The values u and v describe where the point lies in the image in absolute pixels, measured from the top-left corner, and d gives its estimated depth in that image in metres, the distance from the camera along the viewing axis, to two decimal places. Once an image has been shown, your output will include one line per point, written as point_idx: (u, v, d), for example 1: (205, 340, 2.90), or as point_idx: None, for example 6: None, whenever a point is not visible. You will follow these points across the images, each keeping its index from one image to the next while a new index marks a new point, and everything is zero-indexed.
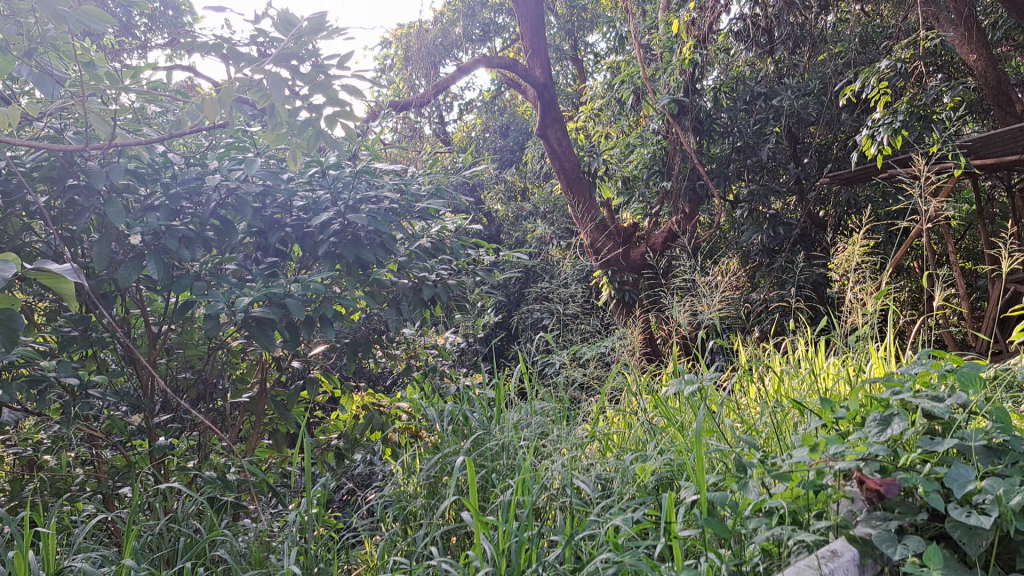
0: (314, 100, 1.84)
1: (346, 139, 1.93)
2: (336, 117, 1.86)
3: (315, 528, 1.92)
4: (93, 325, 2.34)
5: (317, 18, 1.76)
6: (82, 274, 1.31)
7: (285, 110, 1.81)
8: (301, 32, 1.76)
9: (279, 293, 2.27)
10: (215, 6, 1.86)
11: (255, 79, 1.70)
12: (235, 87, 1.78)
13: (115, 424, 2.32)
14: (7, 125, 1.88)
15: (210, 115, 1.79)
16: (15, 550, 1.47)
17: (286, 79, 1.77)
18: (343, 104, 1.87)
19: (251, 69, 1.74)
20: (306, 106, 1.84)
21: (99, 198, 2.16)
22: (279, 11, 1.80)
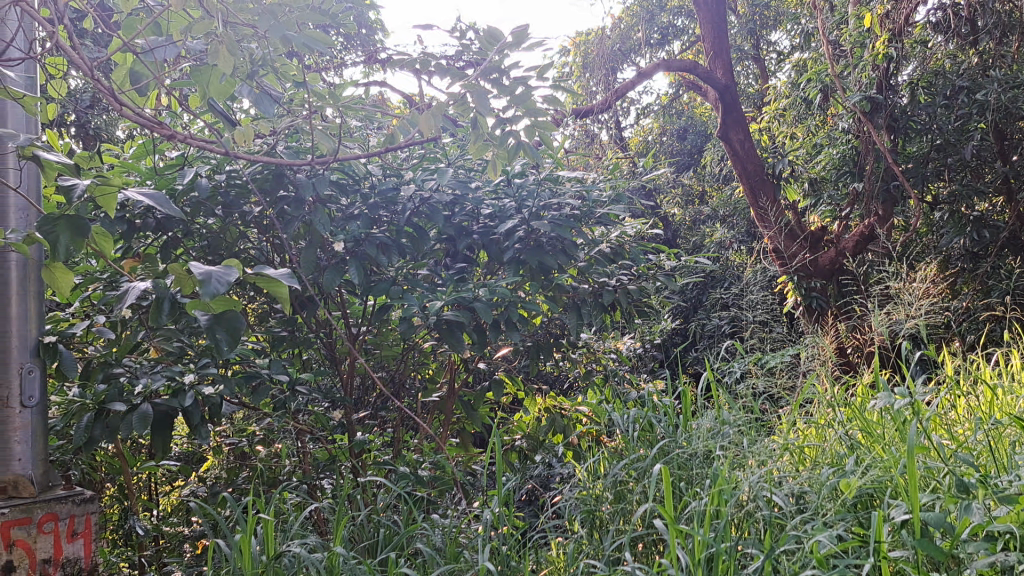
0: (513, 114, 1.90)
1: (544, 148, 1.97)
2: (535, 127, 1.91)
3: (506, 527, 1.98)
4: (300, 326, 2.53)
5: (522, 31, 1.81)
6: (293, 279, 1.42)
7: (486, 123, 1.89)
8: (505, 46, 1.82)
9: (468, 297, 2.36)
10: (422, 24, 1.94)
11: (459, 95, 1.78)
12: (444, 102, 1.86)
13: (318, 419, 2.49)
14: (237, 144, 2.06)
15: (424, 129, 1.87)
16: (242, 534, 1.60)
17: (491, 93, 1.82)
18: (541, 113, 1.91)
19: (460, 84, 1.80)
20: (505, 119, 1.90)
21: (306, 208, 2.33)
22: (484, 26, 1.85)
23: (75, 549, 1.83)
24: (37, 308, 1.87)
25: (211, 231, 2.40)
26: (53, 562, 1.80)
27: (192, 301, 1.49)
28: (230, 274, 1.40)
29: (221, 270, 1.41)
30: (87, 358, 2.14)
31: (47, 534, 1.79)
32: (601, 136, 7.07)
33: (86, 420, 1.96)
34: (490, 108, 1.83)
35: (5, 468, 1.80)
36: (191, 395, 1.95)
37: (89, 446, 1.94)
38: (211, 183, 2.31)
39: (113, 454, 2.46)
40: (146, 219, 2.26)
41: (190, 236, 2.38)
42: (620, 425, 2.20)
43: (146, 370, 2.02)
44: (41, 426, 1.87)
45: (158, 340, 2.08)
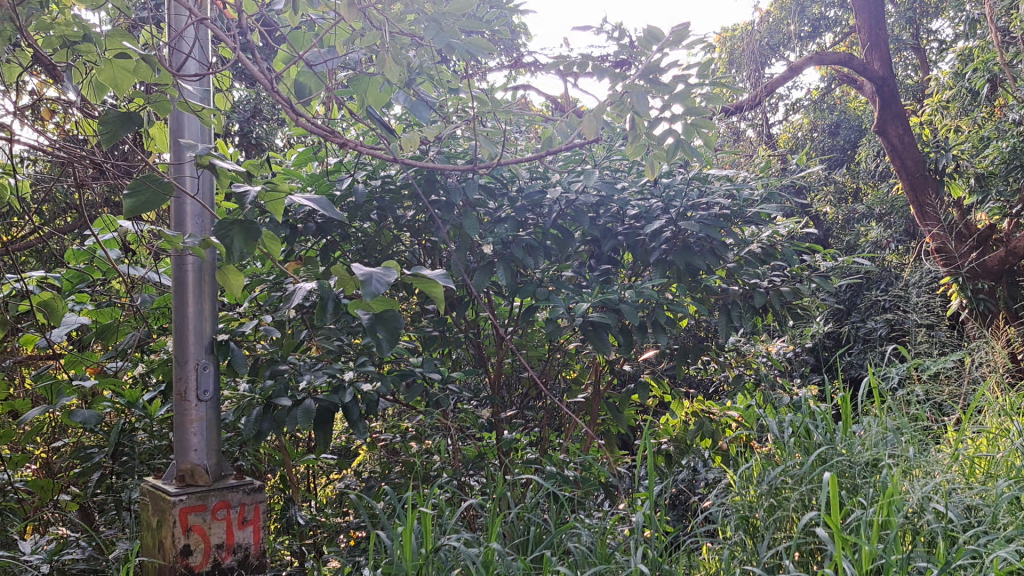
0: (672, 112, 1.88)
1: (704, 148, 1.95)
2: (696, 126, 1.88)
3: (657, 530, 1.97)
4: (449, 326, 2.60)
5: (683, 29, 1.80)
6: (449, 279, 1.46)
7: (645, 124, 1.88)
8: (667, 45, 1.81)
9: (614, 299, 2.35)
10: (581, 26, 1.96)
11: (618, 96, 1.79)
12: (604, 103, 1.86)
13: (466, 417, 2.55)
14: (398, 151, 2.13)
15: (585, 132, 1.88)
16: (402, 527, 1.66)
17: (651, 92, 1.81)
18: (702, 113, 1.89)
19: (623, 85, 1.80)
20: (665, 119, 1.89)
21: (455, 212, 2.39)
22: (644, 26, 1.86)
23: (244, 536, 1.96)
24: (212, 308, 2.01)
25: (367, 234, 2.50)
26: (225, 547, 1.92)
27: (355, 301, 1.56)
28: (389, 274, 1.45)
29: (381, 271, 1.46)
30: (255, 355, 2.27)
31: (220, 521, 1.92)
32: (747, 133, 6.91)
33: (255, 413, 2.08)
34: (650, 107, 1.82)
35: (183, 457, 1.95)
36: (350, 391, 2.04)
37: (258, 439, 2.06)
38: (366, 190, 2.41)
39: (276, 448, 2.60)
40: (306, 223, 2.40)
41: (347, 239, 2.49)
42: (773, 429, 2.15)
43: (309, 366, 2.13)
44: (214, 419, 2.00)
45: (320, 339, 2.19)
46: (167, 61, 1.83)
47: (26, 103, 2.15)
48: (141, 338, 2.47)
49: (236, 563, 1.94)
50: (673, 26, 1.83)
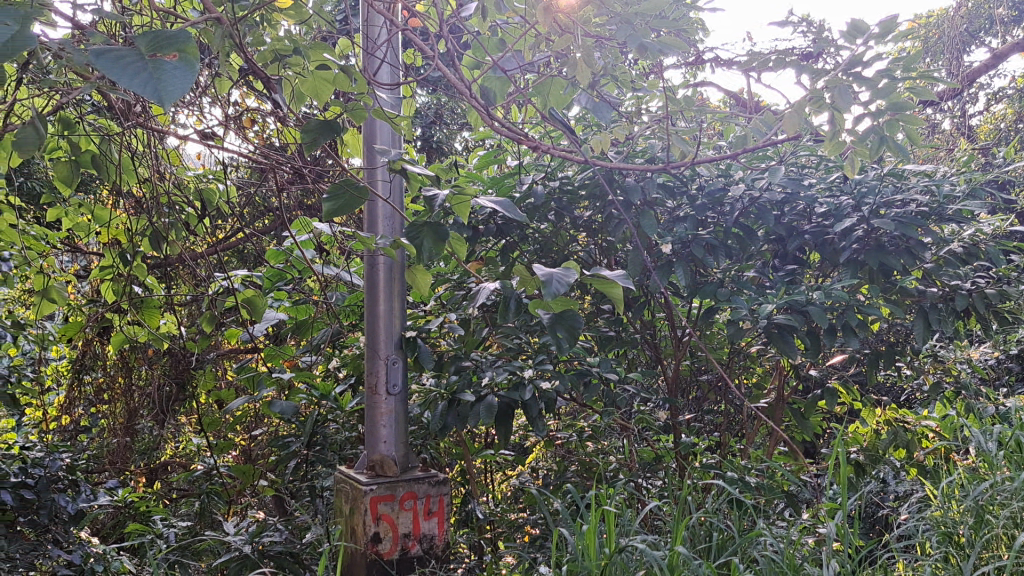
0: (875, 107, 1.80)
1: (911, 143, 1.85)
2: (902, 121, 1.80)
3: (849, 543, 1.88)
4: (626, 326, 2.60)
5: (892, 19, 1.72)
6: (628, 280, 1.47)
7: (845, 120, 1.82)
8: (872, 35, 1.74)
9: (801, 300, 2.27)
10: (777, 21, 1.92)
11: (819, 92, 1.74)
12: (804, 99, 1.81)
13: (644, 419, 2.53)
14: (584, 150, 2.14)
15: (785, 128, 1.83)
16: (587, 525, 1.67)
17: (855, 86, 1.75)
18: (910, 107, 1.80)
19: (825, 77, 1.74)
20: (868, 114, 1.82)
21: (634, 211, 2.38)
22: (847, 19, 1.80)
23: (429, 527, 2.03)
24: (400, 306, 2.10)
25: (543, 235, 2.51)
26: (412, 537, 2.00)
27: (535, 300, 1.60)
28: (569, 275, 1.48)
29: (562, 272, 1.49)
30: (439, 351, 2.35)
31: (407, 511, 1.99)
32: (943, 126, 6.49)
33: (441, 408, 2.16)
34: (852, 101, 1.77)
35: (373, 449, 2.05)
36: (530, 389, 2.07)
37: (443, 433, 2.13)
38: (546, 191, 2.45)
39: (457, 443, 2.68)
40: (488, 224, 2.46)
41: (526, 240, 2.53)
42: (979, 441, 2.01)
43: (490, 363, 2.18)
44: (402, 412, 2.09)
45: (500, 337, 2.25)
46: (363, 66, 1.95)
47: (232, 114, 2.31)
48: (333, 333, 2.61)
49: (421, 552, 2.02)
50: (879, 17, 1.76)
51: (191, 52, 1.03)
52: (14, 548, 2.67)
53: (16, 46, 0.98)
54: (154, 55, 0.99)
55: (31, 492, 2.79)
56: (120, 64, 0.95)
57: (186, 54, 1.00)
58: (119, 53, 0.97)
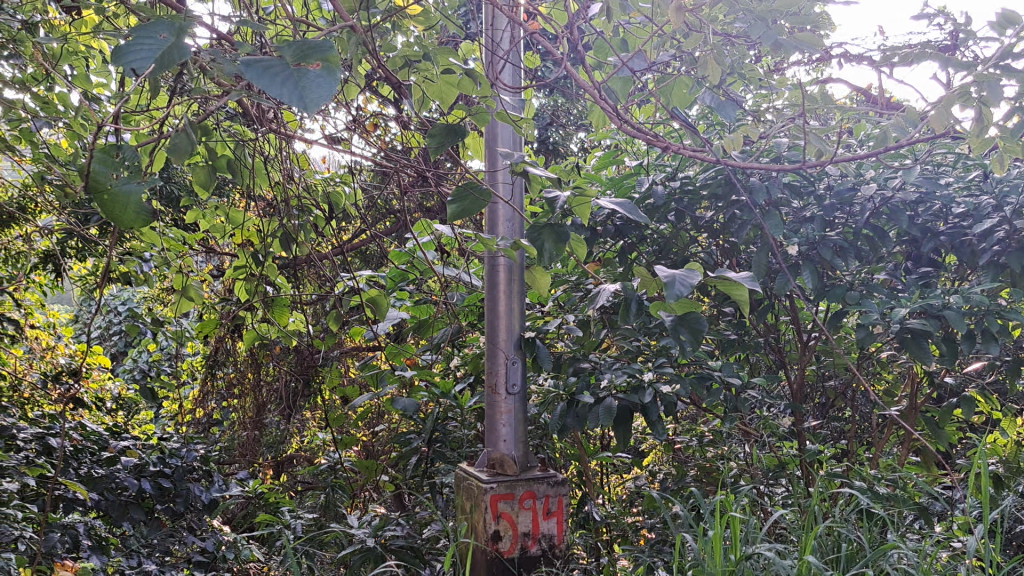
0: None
1: None
2: None
3: (990, 559, 1.79)
4: (747, 329, 2.55)
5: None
6: (755, 282, 1.44)
7: (994, 115, 1.74)
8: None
9: (937, 304, 2.18)
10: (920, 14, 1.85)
11: (967, 86, 1.68)
12: (952, 94, 1.74)
13: (767, 424, 2.48)
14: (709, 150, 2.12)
15: (932, 124, 1.76)
16: (713, 531, 1.65)
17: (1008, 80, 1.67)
18: None
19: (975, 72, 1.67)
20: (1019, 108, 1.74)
21: (759, 213, 2.34)
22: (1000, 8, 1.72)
23: (549, 526, 2.04)
24: (520, 307, 2.12)
25: (663, 235, 2.49)
26: (531, 536, 2.02)
27: (656, 302, 1.59)
28: (693, 276, 1.46)
29: (685, 273, 1.48)
30: (559, 351, 2.36)
31: (527, 510, 2.01)
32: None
33: (560, 409, 2.17)
34: (1003, 96, 1.69)
35: (494, 447, 2.08)
36: (650, 392, 2.06)
37: (562, 433, 2.14)
38: (666, 191, 2.44)
39: (576, 444, 2.69)
40: (606, 225, 2.46)
41: (645, 242, 2.52)
42: None
43: (609, 364, 2.17)
44: (522, 412, 2.11)
45: (619, 339, 2.24)
46: (487, 69, 1.97)
47: (358, 119, 2.39)
48: (453, 333, 2.65)
49: (540, 552, 2.03)
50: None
51: (333, 62, 1.06)
52: (150, 534, 2.86)
53: (171, 58, 1.03)
54: (299, 64, 1.04)
55: (169, 482, 2.96)
56: (269, 73, 1.00)
57: (329, 63, 1.05)
58: (268, 63, 1.02)
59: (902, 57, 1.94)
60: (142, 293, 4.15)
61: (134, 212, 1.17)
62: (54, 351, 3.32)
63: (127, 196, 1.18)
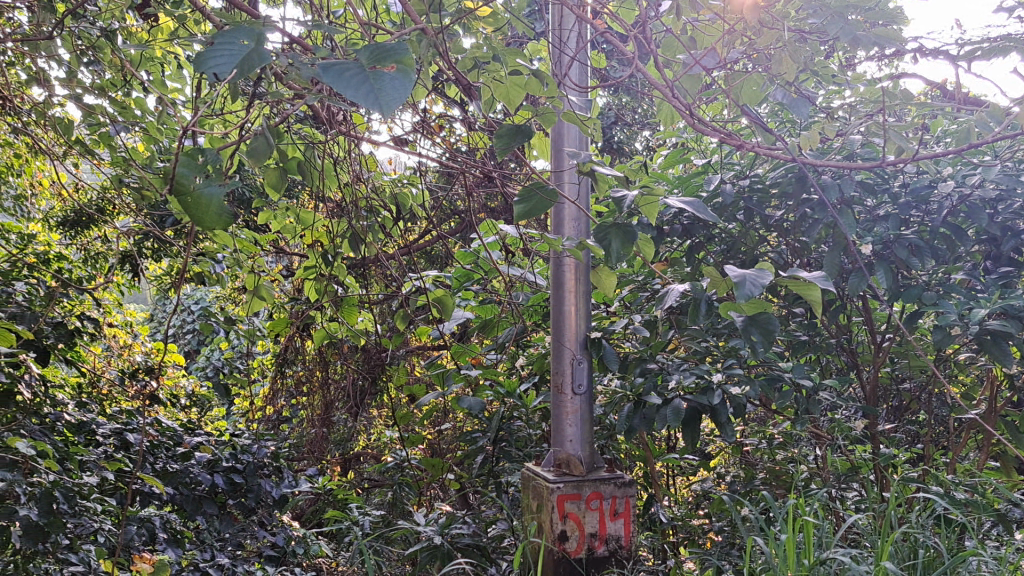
0: None
1: None
2: None
3: None
4: (818, 330, 2.51)
5: None
6: (829, 282, 1.41)
7: None
8: None
9: (1018, 305, 2.12)
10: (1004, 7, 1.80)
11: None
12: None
13: (839, 427, 2.44)
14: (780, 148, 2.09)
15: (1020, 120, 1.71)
16: (786, 535, 1.63)
17: None
18: None
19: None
20: None
21: (831, 211, 2.30)
22: None
23: (616, 527, 2.03)
24: (587, 307, 2.12)
25: (731, 235, 2.47)
26: (598, 537, 2.01)
27: (726, 303, 1.57)
28: (764, 276, 1.44)
29: (756, 273, 1.46)
30: (626, 351, 2.35)
31: (594, 511, 2.00)
32: None
33: (627, 410, 2.15)
34: None
35: (560, 447, 2.08)
36: (719, 393, 2.03)
37: (629, 434, 2.13)
38: (735, 189, 2.41)
39: (642, 445, 2.67)
40: (674, 224, 2.45)
41: (713, 241, 2.50)
42: None
43: (677, 365, 2.15)
44: (588, 412, 2.10)
45: (688, 340, 2.22)
46: (555, 69, 1.98)
47: (425, 120, 2.41)
48: (518, 333, 2.65)
49: (607, 553, 2.02)
50: None
51: (407, 63, 1.07)
52: (223, 528, 2.92)
53: (251, 63, 1.05)
54: (375, 67, 1.05)
55: (241, 476, 2.99)
56: (345, 76, 1.01)
57: (404, 65, 1.06)
58: (344, 66, 1.03)
59: (982, 51, 1.89)
60: (214, 293, 4.24)
61: (216, 213, 1.20)
62: (131, 349, 3.43)
63: (210, 199, 1.21)
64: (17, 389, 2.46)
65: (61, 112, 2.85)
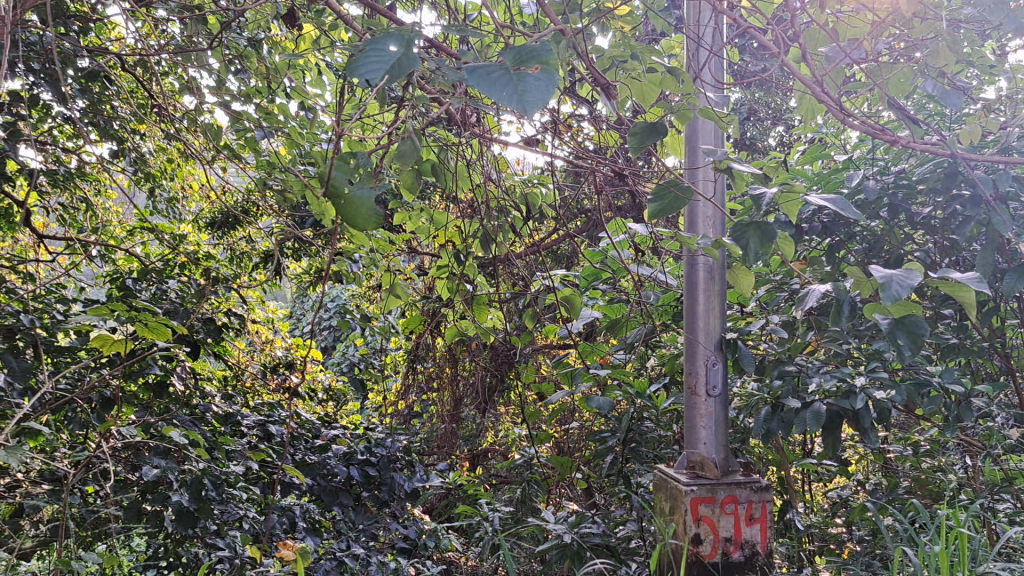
0: None
1: None
2: None
3: None
4: (969, 334, 2.40)
5: None
6: (983, 283, 1.34)
7: None
8: None
9: None
10: None
11: None
12: None
13: (992, 435, 2.33)
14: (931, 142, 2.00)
15: None
16: (940, 547, 1.56)
17: None
18: None
19: None
20: None
21: (985, 208, 2.18)
22: None
23: (752, 533, 1.98)
24: (722, 307, 2.08)
25: (874, 233, 2.38)
26: (733, 541, 1.97)
27: (870, 304, 1.53)
28: (912, 276, 1.39)
29: (903, 273, 1.41)
30: (761, 353, 2.30)
31: (729, 515, 1.96)
32: None
33: (764, 413, 2.11)
34: None
35: (694, 450, 2.05)
36: (862, 397, 1.96)
37: (767, 437, 2.09)
38: (879, 186, 2.33)
39: (778, 450, 2.62)
40: (812, 222, 2.38)
41: (853, 240, 2.41)
42: None
43: (817, 368, 2.09)
44: (723, 415, 2.06)
45: (828, 342, 2.15)
46: (689, 65, 1.95)
47: (557, 120, 2.42)
48: (648, 333, 2.62)
49: (743, 558, 1.97)
50: None
51: (550, 65, 1.07)
52: (357, 519, 3.03)
53: (401, 68, 1.08)
54: (519, 67, 1.06)
55: (375, 470, 3.10)
56: (489, 79, 1.02)
57: (548, 66, 1.06)
58: (488, 69, 1.05)
59: None
60: (349, 291, 4.39)
61: (368, 214, 1.23)
62: (273, 344, 3.59)
63: (360, 201, 1.26)
64: (169, 381, 2.66)
65: (210, 119, 3.00)
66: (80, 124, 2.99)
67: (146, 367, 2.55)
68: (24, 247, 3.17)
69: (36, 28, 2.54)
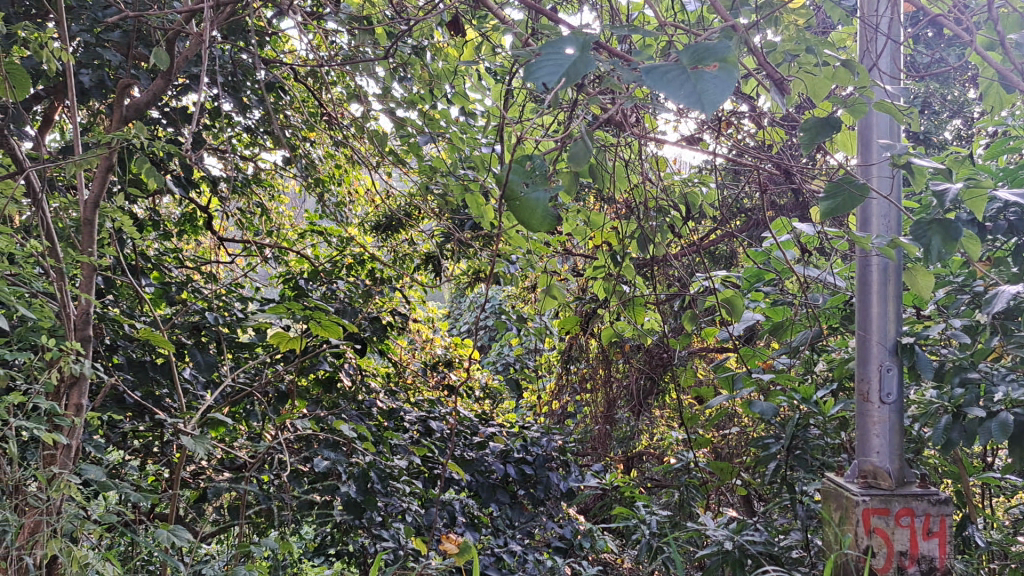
0: None
1: None
2: None
3: None
4: None
5: None
6: None
7: None
8: None
9: None
10: None
11: None
12: None
13: None
14: None
15: None
16: None
17: None
18: None
19: None
20: None
21: None
22: None
23: (929, 547, 1.87)
24: (897, 310, 1.98)
25: None
26: (909, 555, 1.86)
27: None
28: None
29: None
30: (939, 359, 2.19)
31: (905, 528, 1.86)
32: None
33: (944, 422, 2.01)
34: None
35: (865, 458, 1.95)
36: None
37: (947, 448, 1.98)
38: None
39: (956, 462, 2.48)
40: (996, 221, 2.21)
41: None
42: None
43: (1004, 376, 1.96)
44: (898, 423, 1.95)
45: (1015, 348, 2.02)
46: (864, 58, 1.88)
47: (719, 119, 2.39)
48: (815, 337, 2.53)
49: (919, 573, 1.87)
50: None
51: (728, 63, 1.06)
52: (514, 517, 3.08)
53: (577, 70, 1.09)
54: (696, 66, 1.05)
55: (531, 468, 3.13)
56: (666, 78, 1.02)
57: (725, 63, 1.05)
58: (664, 68, 1.04)
59: None
60: (506, 292, 4.46)
61: (541, 217, 1.25)
62: (433, 343, 3.69)
63: (536, 203, 1.28)
64: (338, 377, 2.77)
65: (376, 125, 3.12)
66: (258, 133, 3.17)
67: (316, 362, 2.68)
68: (206, 249, 3.39)
69: (220, 44, 2.72)
